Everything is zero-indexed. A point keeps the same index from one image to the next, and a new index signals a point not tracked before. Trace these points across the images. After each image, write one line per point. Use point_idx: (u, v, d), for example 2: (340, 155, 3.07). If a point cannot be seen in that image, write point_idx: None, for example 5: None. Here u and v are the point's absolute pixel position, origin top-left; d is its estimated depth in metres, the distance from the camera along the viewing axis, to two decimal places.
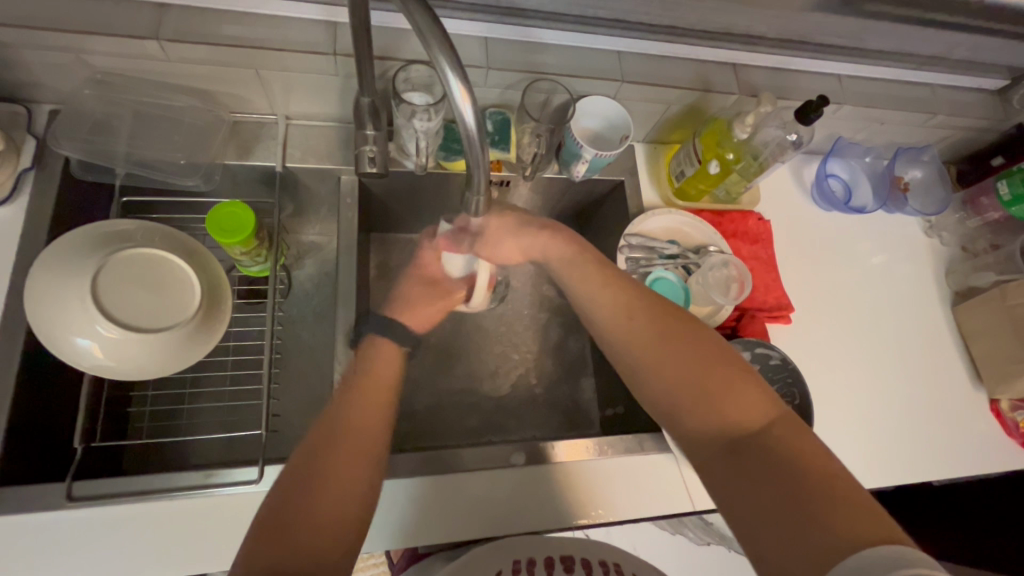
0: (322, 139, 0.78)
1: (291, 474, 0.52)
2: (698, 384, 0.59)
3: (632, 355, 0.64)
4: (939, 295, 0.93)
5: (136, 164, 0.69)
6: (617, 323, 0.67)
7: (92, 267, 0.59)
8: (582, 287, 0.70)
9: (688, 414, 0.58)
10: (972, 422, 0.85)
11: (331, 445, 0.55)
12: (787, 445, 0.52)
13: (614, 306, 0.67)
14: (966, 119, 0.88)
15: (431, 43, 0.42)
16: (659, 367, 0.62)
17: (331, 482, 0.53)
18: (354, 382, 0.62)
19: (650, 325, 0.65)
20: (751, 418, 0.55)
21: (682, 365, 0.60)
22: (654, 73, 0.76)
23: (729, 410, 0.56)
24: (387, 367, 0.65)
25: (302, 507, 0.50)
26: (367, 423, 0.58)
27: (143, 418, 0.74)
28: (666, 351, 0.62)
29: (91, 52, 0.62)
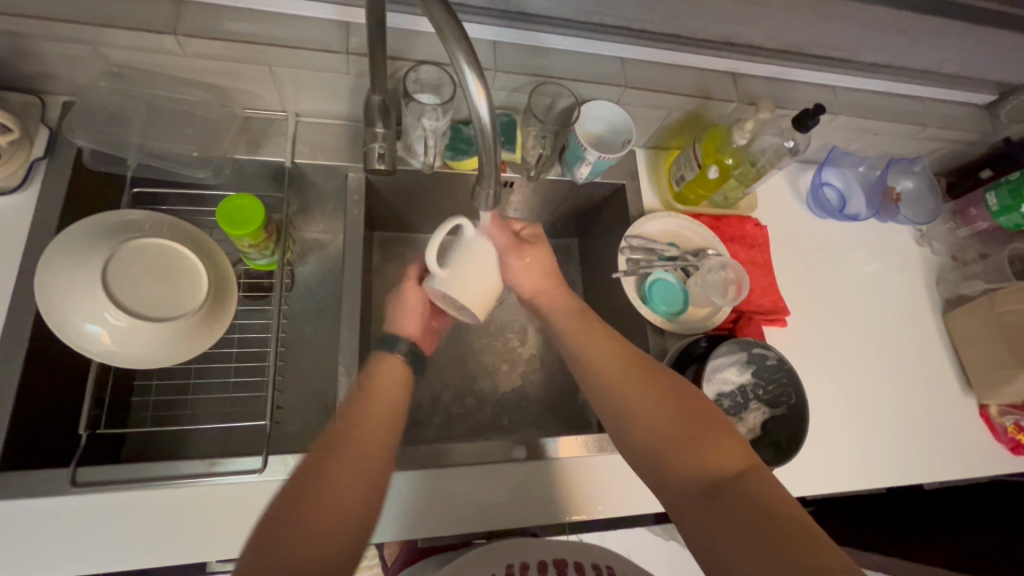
0: (330, 136, 0.79)
1: (292, 495, 0.52)
2: (674, 429, 0.58)
3: (610, 397, 0.63)
4: (930, 303, 0.96)
5: (148, 155, 0.70)
6: (597, 367, 0.65)
7: (102, 255, 0.59)
8: (563, 330, 0.70)
9: (663, 460, 0.58)
10: (962, 428, 0.87)
11: (337, 457, 0.55)
12: (759, 491, 0.52)
13: (594, 348, 0.67)
14: (956, 131, 0.91)
15: (450, 38, 0.44)
16: (636, 410, 0.61)
17: (333, 486, 0.53)
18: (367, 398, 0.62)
19: (630, 369, 0.64)
20: (727, 463, 0.55)
21: (660, 410, 0.60)
22: (657, 80, 0.79)
23: (705, 456, 0.56)
24: (391, 384, 0.64)
25: (302, 517, 0.50)
26: (381, 439, 0.58)
27: (146, 407, 0.74)
28: (646, 396, 0.62)
29: (108, 45, 0.64)
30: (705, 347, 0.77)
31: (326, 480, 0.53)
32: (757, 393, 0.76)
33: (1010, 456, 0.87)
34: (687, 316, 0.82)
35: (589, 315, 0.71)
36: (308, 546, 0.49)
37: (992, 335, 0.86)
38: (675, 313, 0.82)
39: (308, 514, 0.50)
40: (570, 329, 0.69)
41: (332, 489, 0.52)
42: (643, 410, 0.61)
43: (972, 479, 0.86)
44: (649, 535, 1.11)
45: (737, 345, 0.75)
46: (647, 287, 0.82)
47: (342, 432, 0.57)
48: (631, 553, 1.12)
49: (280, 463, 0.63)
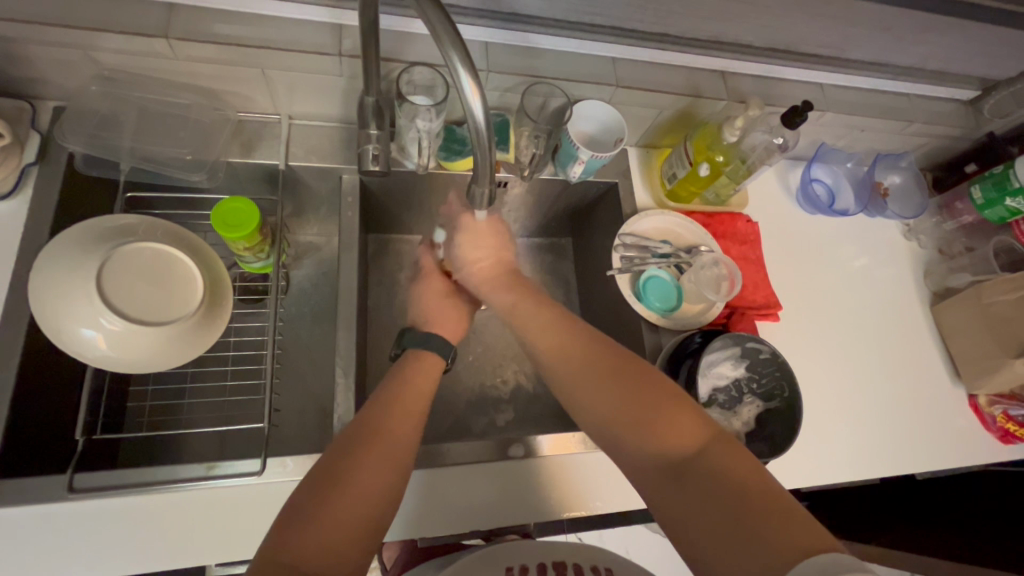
0: (324, 138, 0.80)
1: (319, 480, 0.51)
2: (631, 413, 0.57)
3: (566, 386, 0.63)
4: (918, 296, 0.97)
5: (141, 159, 0.70)
6: (552, 354, 0.65)
7: (96, 259, 0.59)
8: (517, 319, 0.69)
9: (624, 444, 0.57)
10: (952, 418, 0.89)
11: (360, 443, 0.54)
12: (717, 469, 0.51)
13: (547, 336, 0.66)
14: (941, 127, 0.92)
15: (443, 38, 0.44)
16: (592, 397, 0.60)
17: (363, 479, 0.52)
18: (391, 389, 0.62)
19: (584, 354, 0.63)
20: (687, 442, 0.54)
21: (616, 395, 0.59)
22: (648, 79, 0.80)
23: (661, 436, 0.55)
24: (427, 380, 0.65)
25: (330, 505, 0.49)
26: (404, 425, 0.58)
27: (142, 413, 0.74)
28: (600, 381, 0.60)
29: (98, 49, 0.63)
30: (699, 342, 0.78)
31: (347, 468, 0.52)
32: (751, 387, 0.77)
33: (999, 444, 0.88)
34: (681, 313, 0.83)
35: (541, 299, 0.70)
36: (330, 536, 0.48)
37: (979, 326, 0.88)
38: (670, 309, 0.83)
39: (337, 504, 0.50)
40: (523, 315, 0.69)
41: (353, 477, 0.52)
42: (601, 397, 0.60)
43: (962, 467, 0.87)
44: (647, 532, 1.14)
45: (732, 340, 0.75)
46: (642, 284, 0.83)
47: (374, 418, 0.57)
48: (630, 549, 1.15)
49: (279, 465, 0.63)
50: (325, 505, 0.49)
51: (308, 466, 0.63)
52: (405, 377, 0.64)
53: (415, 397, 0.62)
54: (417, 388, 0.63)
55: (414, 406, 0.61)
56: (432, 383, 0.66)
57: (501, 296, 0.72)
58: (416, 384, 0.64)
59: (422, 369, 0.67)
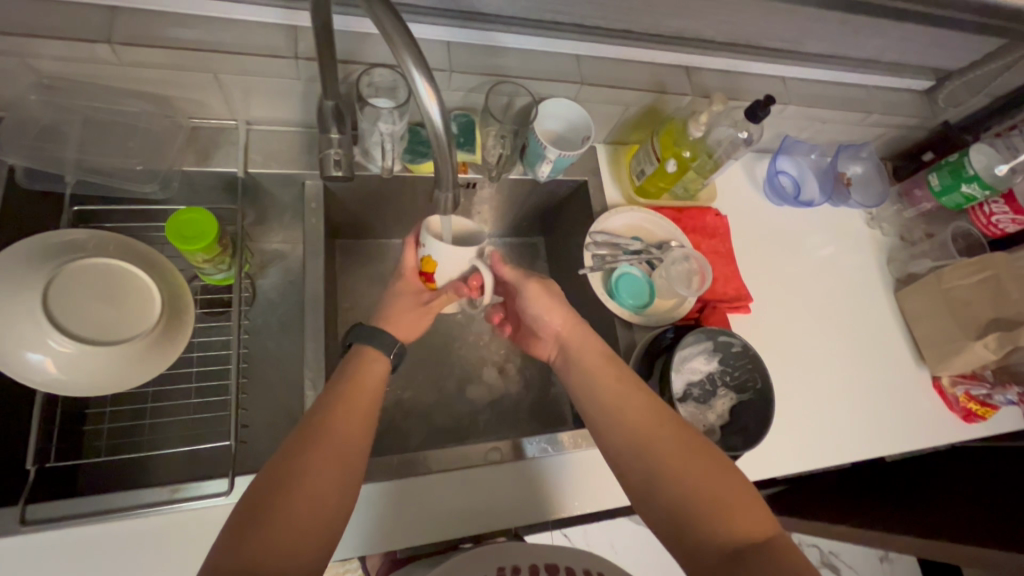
0: (284, 143, 0.77)
1: (259, 490, 0.50)
2: (707, 493, 0.55)
3: (637, 454, 0.60)
4: (882, 283, 0.99)
5: (88, 171, 0.67)
6: (629, 421, 0.62)
7: (43, 278, 0.56)
8: (598, 378, 0.66)
9: (690, 524, 0.55)
10: (919, 400, 0.91)
11: (290, 468, 0.51)
12: (788, 560, 0.50)
13: (628, 401, 0.63)
14: (898, 117, 0.95)
15: (396, 41, 0.43)
16: (667, 470, 0.58)
17: (303, 491, 0.50)
18: (334, 401, 0.58)
19: (665, 425, 0.61)
20: (753, 529, 0.53)
21: (696, 471, 0.57)
22: (612, 76, 0.79)
23: (732, 519, 0.54)
24: (373, 379, 0.62)
25: (268, 521, 0.48)
26: (346, 439, 0.55)
27: (100, 436, 0.70)
28: (678, 453, 0.58)
29: (36, 55, 0.60)
30: (672, 337, 0.79)
31: (277, 495, 0.49)
32: (725, 379, 0.78)
33: (962, 424, 0.91)
34: (654, 309, 0.83)
35: (610, 360, 0.68)
36: (272, 550, 0.47)
37: (941, 310, 0.90)
38: (642, 305, 0.83)
39: (274, 518, 0.48)
40: (602, 377, 0.66)
41: (279, 506, 0.49)
42: (668, 466, 0.58)
43: (931, 448, 0.89)
44: (632, 525, 1.16)
45: (703, 335, 0.76)
46: (614, 282, 0.83)
47: (319, 421, 0.55)
48: (615, 544, 1.16)
49: (248, 484, 0.61)
50: (264, 518, 0.48)
51: None
52: (353, 377, 0.61)
53: (361, 396, 0.59)
54: (359, 397, 0.59)
55: (362, 405, 0.59)
56: (377, 385, 0.62)
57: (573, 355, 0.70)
58: (364, 386, 0.61)
59: (369, 370, 0.63)
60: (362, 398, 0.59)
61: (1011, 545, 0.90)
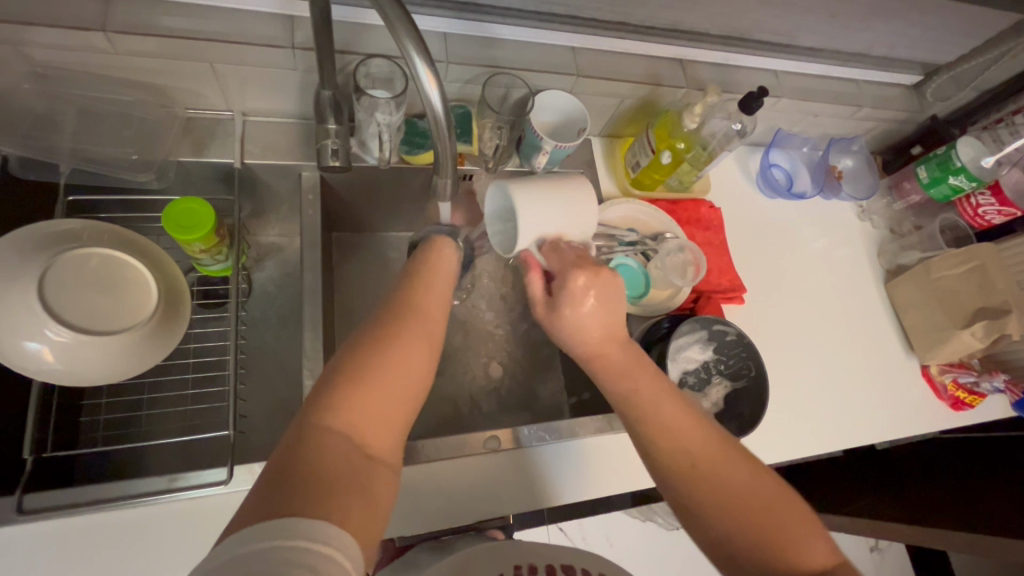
0: (281, 135, 0.77)
1: (359, 353, 0.49)
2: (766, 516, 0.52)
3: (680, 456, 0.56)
4: (873, 274, 1.01)
5: (83, 161, 0.66)
6: (678, 443, 0.57)
7: (39, 266, 0.56)
8: (641, 395, 0.60)
9: (749, 549, 0.51)
10: (909, 388, 0.93)
11: (387, 345, 0.51)
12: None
13: (674, 422, 0.58)
14: (888, 111, 0.96)
15: (397, 28, 0.43)
16: (717, 478, 0.55)
17: (399, 369, 0.50)
18: (413, 290, 0.60)
19: (713, 448, 0.57)
20: (804, 548, 0.51)
21: (751, 493, 0.53)
22: (608, 68, 0.80)
23: (782, 536, 0.51)
24: (443, 274, 0.65)
25: (366, 385, 0.47)
26: (432, 328, 0.56)
27: (96, 427, 0.70)
28: (730, 476, 0.54)
29: (29, 44, 0.60)
30: (667, 327, 0.80)
31: (385, 360, 0.49)
32: (719, 368, 0.79)
33: (951, 412, 0.93)
34: (650, 299, 0.84)
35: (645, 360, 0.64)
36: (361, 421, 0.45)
37: (930, 299, 0.92)
38: (638, 295, 0.84)
39: (372, 388, 0.47)
40: (644, 385, 0.61)
41: (390, 370, 0.49)
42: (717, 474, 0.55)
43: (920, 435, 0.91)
44: (627, 518, 1.16)
45: (698, 324, 0.77)
46: None
47: (405, 302, 0.57)
48: (610, 537, 1.16)
49: (247, 473, 0.61)
50: (365, 379, 0.47)
51: None
52: (426, 269, 0.64)
53: (438, 293, 0.62)
54: (435, 286, 0.62)
55: (438, 293, 0.62)
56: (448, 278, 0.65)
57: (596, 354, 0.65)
58: (436, 276, 0.63)
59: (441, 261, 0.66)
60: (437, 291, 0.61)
61: (998, 527, 0.93)
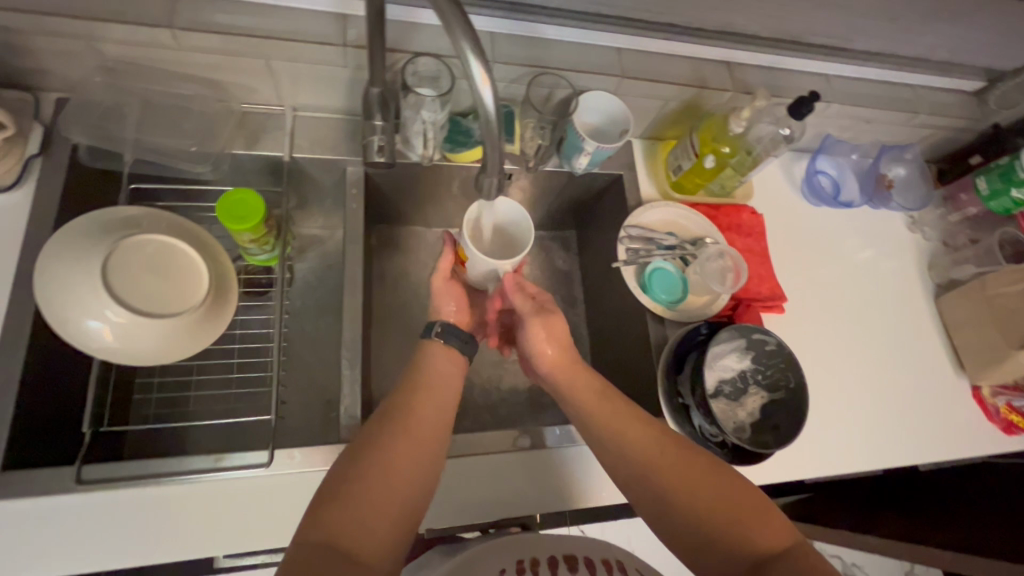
0: (328, 130, 0.79)
1: (350, 455, 0.54)
2: (720, 505, 0.56)
3: (642, 475, 0.59)
4: (923, 288, 0.97)
5: (145, 151, 0.70)
6: (630, 452, 0.61)
7: (103, 249, 0.58)
8: (596, 412, 0.64)
9: (706, 542, 0.55)
10: (957, 409, 0.89)
11: (374, 441, 0.55)
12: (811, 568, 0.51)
13: (630, 431, 0.62)
14: (946, 118, 0.92)
15: (453, 27, 0.44)
16: (679, 490, 0.57)
17: (387, 463, 0.53)
18: (413, 378, 0.63)
19: (669, 451, 0.60)
20: (772, 541, 0.54)
21: (708, 495, 0.56)
22: (653, 70, 0.79)
23: (753, 535, 0.54)
24: (446, 367, 0.66)
25: (354, 486, 0.51)
26: (432, 417, 0.60)
27: (149, 404, 0.74)
28: (690, 480, 0.58)
29: (102, 40, 0.63)
30: (706, 333, 0.79)
31: (371, 457, 0.54)
32: (757, 378, 0.77)
33: (1003, 436, 0.88)
34: (686, 305, 0.83)
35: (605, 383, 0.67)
36: (356, 522, 0.49)
37: (984, 317, 0.87)
38: (675, 301, 0.82)
39: (361, 488, 0.51)
40: (600, 412, 0.64)
41: (374, 467, 0.53)
42: (683, 488, 0.57)
43: (967, 459, 0.87)
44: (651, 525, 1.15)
45: (737, 332, 0.75)
46: (647, 276, 0.83)
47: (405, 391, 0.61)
48: (633, 544, 1.15)
49: (287, 457, 0.63)
50: (353, 483, 0.51)
51: (316, 458, 0.63)
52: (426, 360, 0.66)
53: (443, 376, 0.65)
54: (436, 393, 0.62)
55: (445, 382, 0.64)
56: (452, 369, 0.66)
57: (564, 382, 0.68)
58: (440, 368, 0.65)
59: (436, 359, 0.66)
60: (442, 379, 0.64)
61: None
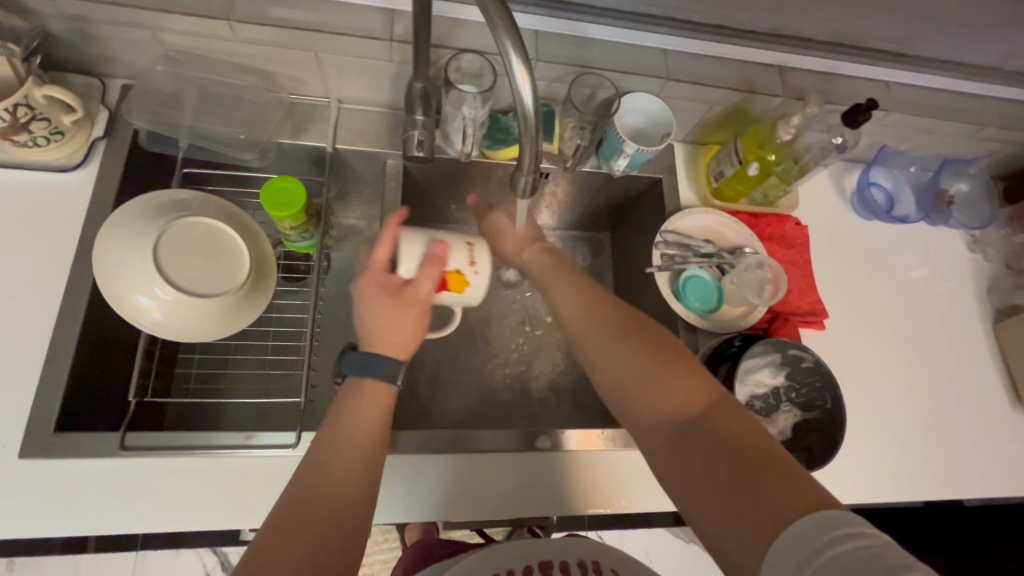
0: (370, 123, 0.81)
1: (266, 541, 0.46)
2: (639, 366, 0.58)
3: (582, 341, 0.64)
4: (980, 313, 0.91)
5: (200, 138, 0.73)
6: (575, 318, 0.66)
7: (155, 231, 0.62)
8: (554, 290, 0.69)
9: (634, 405, 0.56)
10: (1009, 445, 0.83)
11: (296, 518, 0.48)
12: (716, 425, 0.50)
13: (571, 303, 0.67)
14: (1018, 132, 0.86)
15: (497, 24, 0.44)
16: (607, 355, 0.61)
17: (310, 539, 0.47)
18: (333, 431, 0.55)
19: (605, 319, 0.64)
20: (688, 398, 0.54)
21: (630, 357, 0.59)
22: (700, 72, 0.77)
23: (670, 395, 0.54)
24: (370, 413, 0.57)
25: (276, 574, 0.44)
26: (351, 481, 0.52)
27: (188, 379, 0.77)
28: (618, 349, 0.60)
29: (165, 30, 0.66)
30: (738, 346, 0.76)
31: (292, 540, 0.47)
32: (791, 396, 0.74)
33: None
34: (721, 315, 0.81)
35: (564, 265, 0.72)
36: None
37: None
38: (709, 310, 0.80)
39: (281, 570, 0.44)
40: (552, 287, 0.70)
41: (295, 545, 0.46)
42: (614, 356, 0.60)
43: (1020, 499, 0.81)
44: (670, 538, 1.13)
45: (773, 346, 0.73)
46: (681, 284, 0.81)
47: (324, 452, 0.53)
48: (650, 556, 1.13)
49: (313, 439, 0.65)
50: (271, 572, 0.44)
51: None
52: (349, 406, 0.57)
53: (362, 432, 0.56)
54: (358, 445, 0.55)
55: (362, 438, 0.55)
56: (376, 418, 0.58)
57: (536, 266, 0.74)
58: (360, 418, 0.57)
59: (368, 397, 0.58)
60: (361, 432, 0.56)
61: None
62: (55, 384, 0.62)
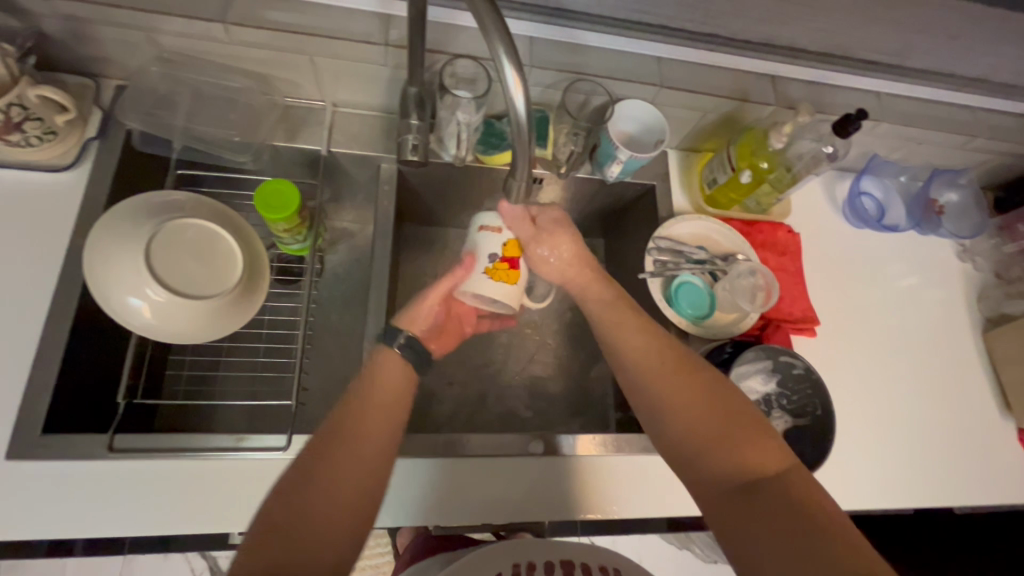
0: (365, 127, 0.81)
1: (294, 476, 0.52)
2: (710, 421, 0.58)
3: (646, 384, 0.62)
4: (970, 322, 0.92)
5: (192, 139, 0.74)
6: (638, 360, 0.64)
7: (148, 231, 0.61)
8: (614, 330, 0.68)
9: (700, 457, 0.56)
10: (998, 453, 0.83)
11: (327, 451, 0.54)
12: (789, 489, 0.51)
13: (637, 345, 0.65)
14: (1006, 143, 0.87)
15: (490, 31, 0.44)
16: (673, 403, 0.60)
17: (336, 473, 0.52)
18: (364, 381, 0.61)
19: (672, 365, 0.63)
20: (761, 459, 0.54)
21: (700, 409, 0.58)
22: (693, 81, 0.78)
23: (743, 454, 0.55)
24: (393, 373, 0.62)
25: (304, 499, 0.50)
26: (379, 422, 0.57)
27: (179, 381, 0.77)
28: (688, 397, 0.60)
29: (160, 31, 0.67)
30: (730, 352, 0.75)
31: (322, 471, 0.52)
32: (781, 402, 0.74)
33: None
34: (714, 321, 0.81)
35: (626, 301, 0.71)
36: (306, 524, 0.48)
37: None
38: (701, 316, 0.81)
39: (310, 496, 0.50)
40: (612, 323, 0.68)
41: (324, 477, 0.51)
42: (682, 405, 0.59)
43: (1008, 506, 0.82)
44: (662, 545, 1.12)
45: (764, 352, 0.74)
46: (674, 290, 0.81)
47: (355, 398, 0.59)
48: None
49: (303, 442, 0.65)
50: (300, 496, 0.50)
51: None
52: (372, 368, 0.63)
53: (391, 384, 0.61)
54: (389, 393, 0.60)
55: (387, 391, 0.60)
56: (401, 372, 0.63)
57: (594, 300, 0.72)
58: (385, 373, 0.62)
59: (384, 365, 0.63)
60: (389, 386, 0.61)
61: None
62: (42, 385, 0.62)
